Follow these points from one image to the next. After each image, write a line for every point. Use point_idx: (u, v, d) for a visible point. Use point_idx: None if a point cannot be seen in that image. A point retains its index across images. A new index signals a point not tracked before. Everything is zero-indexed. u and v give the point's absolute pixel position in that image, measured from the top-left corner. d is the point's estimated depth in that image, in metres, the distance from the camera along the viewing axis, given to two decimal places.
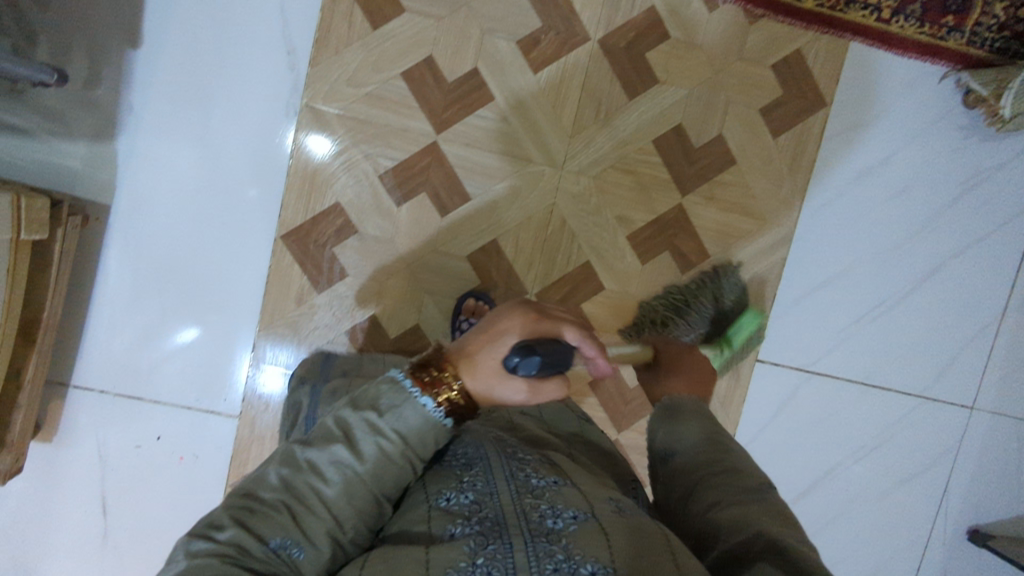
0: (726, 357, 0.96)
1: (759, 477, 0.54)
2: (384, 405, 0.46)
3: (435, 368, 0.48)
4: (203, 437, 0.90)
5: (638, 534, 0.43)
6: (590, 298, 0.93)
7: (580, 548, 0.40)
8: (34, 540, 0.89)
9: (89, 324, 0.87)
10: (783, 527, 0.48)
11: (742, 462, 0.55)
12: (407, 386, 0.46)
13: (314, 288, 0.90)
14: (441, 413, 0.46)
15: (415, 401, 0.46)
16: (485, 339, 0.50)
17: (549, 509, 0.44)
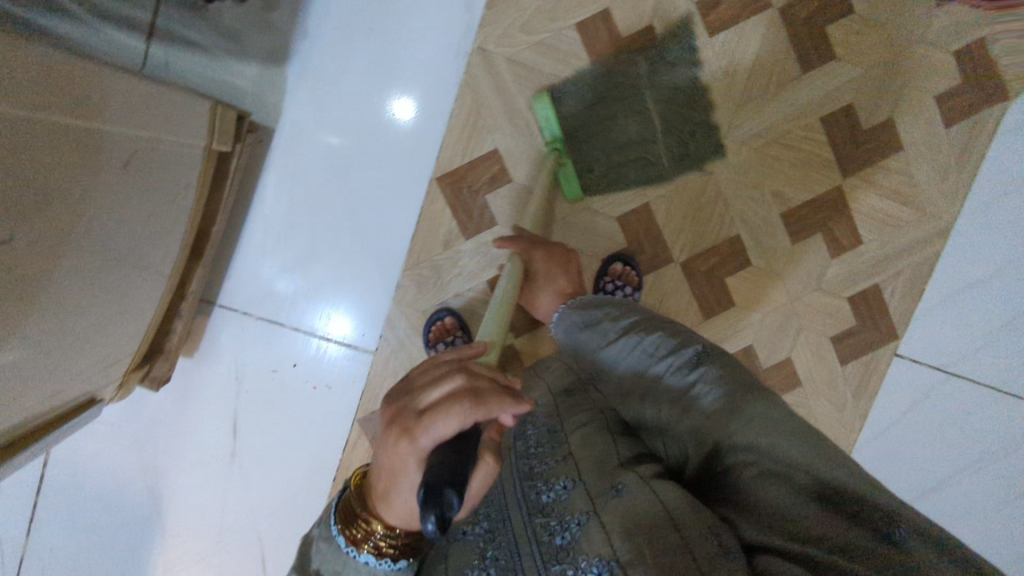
0: (863, 345, 0.95)
1: (711, 383, 0.55)
2: (325, 574, 0.47)
3: (359, 520, 0.46)
4: (337, 370, 0.90)
5: (637, 506, 0.47)
6: (735, 272, 0.92)
7: (590, 556, 0.44)
8: (163, 452, 0.91)
9: (242, 246, 0.89)
10: (744, 430, 0.50)
11: (692, 379, 0.56)
12: (342, 546, 0.47)
13: (462, 233, 0.90)
14: (389, 560, 0.47)
15: (354, 561, 0.47)
16: (393, 483, 0.44)
17: (557, 525, 0.48)
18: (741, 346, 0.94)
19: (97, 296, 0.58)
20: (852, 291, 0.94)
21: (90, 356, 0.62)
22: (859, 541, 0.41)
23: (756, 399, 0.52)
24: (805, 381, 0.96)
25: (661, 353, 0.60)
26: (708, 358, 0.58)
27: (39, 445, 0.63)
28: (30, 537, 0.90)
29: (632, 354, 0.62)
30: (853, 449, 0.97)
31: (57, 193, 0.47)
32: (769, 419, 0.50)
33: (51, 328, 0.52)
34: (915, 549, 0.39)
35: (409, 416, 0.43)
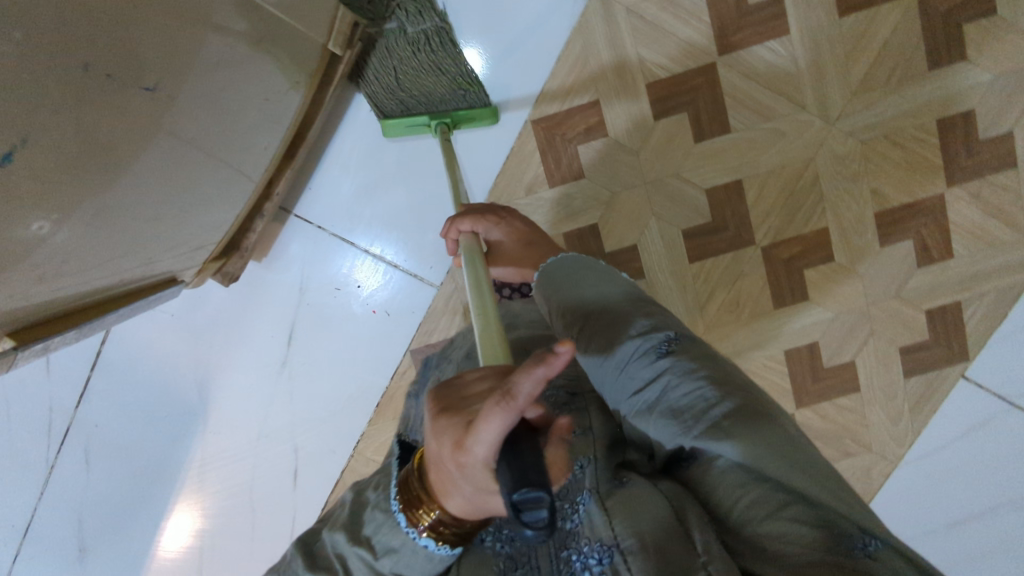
0: (931, 360, 0.92)
1: (684, 374, 0.47)
2: (377, 541, 0.47)
3: (412, 492, 0.44)
4: (400, 298, 0.90)
5: (640, 501, 0.44)
6: (816, 265, 0.90)
7: (593, 542, 0.43)
8: (218, 350, 0.91)
9: (327, 158, 0.88)
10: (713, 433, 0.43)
11: (660, 368, 0.48)
12: (400, 523, 0.45)
13: (547, 180, 0.89)
14: (446, 547, 0.45)
15: (411, 541, 0.45)
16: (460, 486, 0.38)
17: (567, 507, 0.45)
18: (806, 342, 0.92)
19: (199, 169, 0.58)
20: (932, 304, 0.91)
21: (182, 233, 0.62)
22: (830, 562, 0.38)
23: (735, 399, 0.44)
24: (864, 388, 0.94)
25: (634, 334, 0.51)
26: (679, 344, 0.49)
27: (124, 309, 0.63)
28: (77, 411, 0.92)
29: (599, 333, 0.53)
30: (899, 464, 0.95)
31: (179, 47, 0.47)
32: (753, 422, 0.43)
33: (149, 192, 0.52)
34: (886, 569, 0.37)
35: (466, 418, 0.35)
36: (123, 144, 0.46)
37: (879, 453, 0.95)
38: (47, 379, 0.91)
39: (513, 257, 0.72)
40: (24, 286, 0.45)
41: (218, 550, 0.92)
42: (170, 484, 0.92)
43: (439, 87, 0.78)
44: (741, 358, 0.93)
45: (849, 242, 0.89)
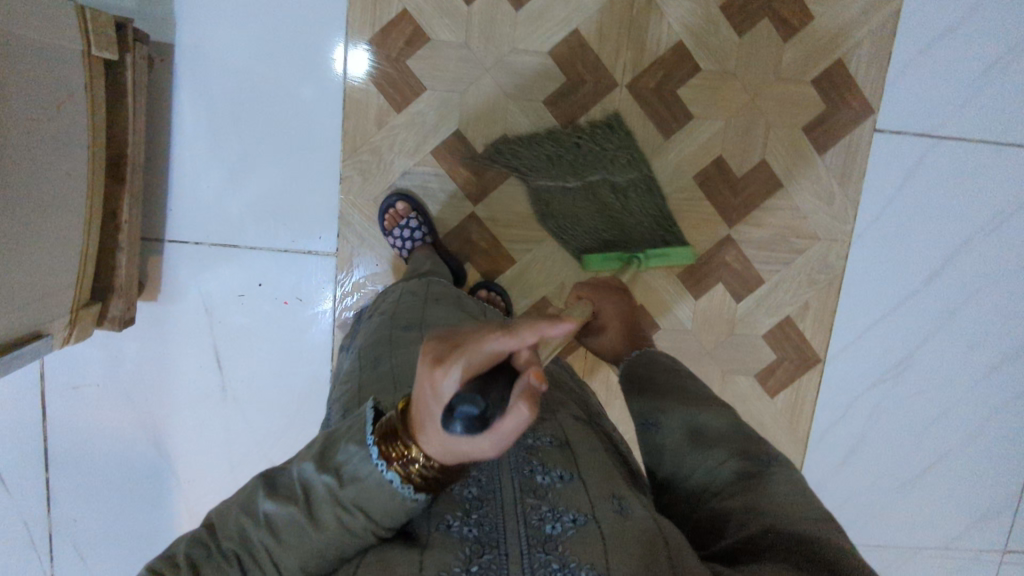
0: (838, 127, 0.89)
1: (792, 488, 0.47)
2: (347, 478, 0.41)
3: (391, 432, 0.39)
4: (306, 279, 0.88)
5: (639, 536, 0.41)
6: (685, 82, 0.87)
7: (580, 558, 0.38)
8: (158, 400, 0.89)
9: (173, 176, 0.84)
10: (813, 527, 0.44)
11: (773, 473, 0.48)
12: (373, 455, 0.40)
13: (393, 108, 0.85)
14: (409, 490, 0.39)
15: (379, 473, 0.39)
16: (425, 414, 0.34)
17: (550, 512, 0.41)
18: (711, 159, 0.89)
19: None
20: (815, 71, 0.88)
21: (11, 283, 0.59)
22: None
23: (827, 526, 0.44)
24: (785, 180, 0.90)
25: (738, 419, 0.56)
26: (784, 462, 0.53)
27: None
28: (51, 513, 0.91)
29: (707, 401, 0.57)
30: (852, 241, 0.93)
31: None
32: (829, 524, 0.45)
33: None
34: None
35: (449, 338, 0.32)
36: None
37: (828, 238, 0.92)
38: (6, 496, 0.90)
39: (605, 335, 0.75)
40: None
41: None
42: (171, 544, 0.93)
43: (642, 224, 0.82)
44: None
45: (709, 45, 0.87)
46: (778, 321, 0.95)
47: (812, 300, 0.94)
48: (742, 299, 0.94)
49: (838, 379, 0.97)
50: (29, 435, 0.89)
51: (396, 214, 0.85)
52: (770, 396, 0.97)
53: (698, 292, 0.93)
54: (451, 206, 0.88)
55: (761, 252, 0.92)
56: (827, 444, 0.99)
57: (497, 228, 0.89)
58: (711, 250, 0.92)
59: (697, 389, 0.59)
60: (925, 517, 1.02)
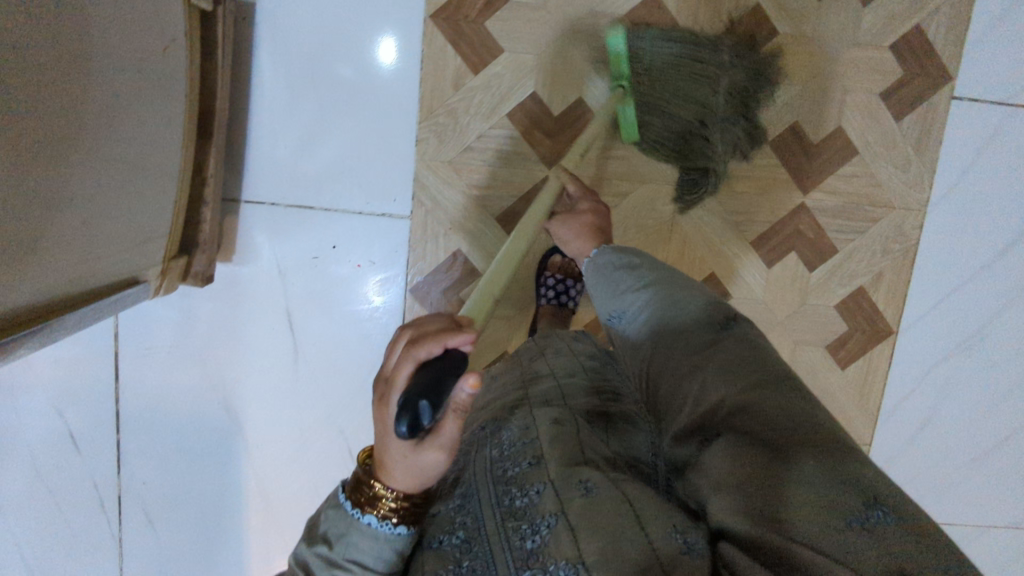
0: (916, 92, 0.88)
1: (740, 354, 0.50)
2: (334, 538, 0.46)
3: (361, 485, 0.45)
4: (379, 241, 0.88)
5: (606, 508, 0.41)
6: (763, 45, 0.86)
7: (558, 564, 0.39)
8: (229, 362, 0.90)
9: (252, 136, 0.85)
10: (766, 393, 0.45)
11: (727, 345, 0.51)
12: (348, 510, 0.45)
13: (470, 70, 0.85)
14: (390, 525, 0.45)
15: (358, 524, 0.45)
16: (387, 451, 0.43)
17: (528, 528, 0.42)
18: (785, 125, 0.89)
19: (96, 146, 0.55)
20: (893, 37, 0.87)
21: (112, 226, 0.60)
22: (825, 526, 0.37)
23: (774, 380, 0.47)
24: (861, 147, 0.89)
25: (689, 312, 0.57)
26: (738, 328, 0.54)
27: (93, 308, 0.62)
28: (121, 475, 0.91)
29: (671, 296, 0.59)
30: (927, 210, 0.91)
31: None
32: (783, 392, 0.46)
33: (54, 171, 0.50)
34: (887, 549, 0.35)
35: (386, 385, 0.44)
36: (2, 105, 0.43)
37: (903, 207, 0.91)
38: (78, 458, 0.90)
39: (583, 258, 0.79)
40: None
41: None
42: (238, 509, 0.93)
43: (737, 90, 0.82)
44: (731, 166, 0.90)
45: (786, 9, 0.86)
46: (851, 291, 0.94)
47: (886, 270, 0.93)
48: (815, 267, 0.93)
49: (910, 352, 0.95)
50: (101, 398, 0.89)
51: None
52: (841, 367, 0.96)
53: (771, 260, 0.92)
54: (525, 170, 0.88)
55: (836, 220, 0.91)
56: (897, 420, 0.97)
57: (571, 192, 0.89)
58: (784, 218, 0.91)
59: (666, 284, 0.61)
60: (997, 496, 1.00)
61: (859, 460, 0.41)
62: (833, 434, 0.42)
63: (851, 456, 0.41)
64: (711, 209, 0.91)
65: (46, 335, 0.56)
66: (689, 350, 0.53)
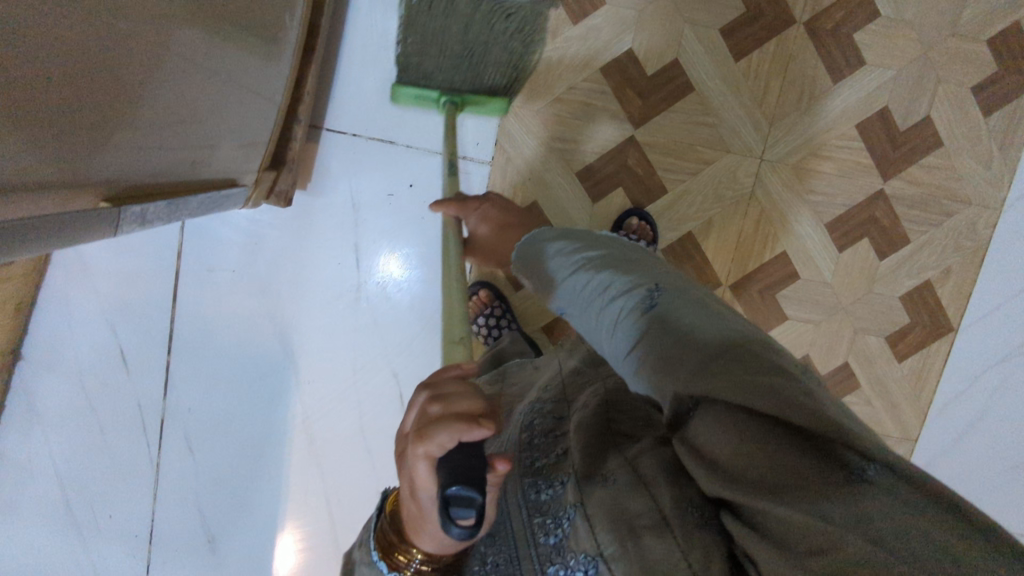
0: (1006, 88, 0.88)
1: (669, 328, 0.39)
2: None
3: (393, 548, 0.43)
4: (455, 184, 0.87)
5: (616, 497, 0.39)
6: (861, 26, 0.86)
7: (580, 556, 0.39)
8: (289, 294, 0.88)
9: (343, 65, 0.85)
10: (717, 374, 0.34)
11: (667, 322, 0.40)
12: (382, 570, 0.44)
13: (568, 20, 0.85)
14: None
15: None
16: (422, 529, 0.40)
17: (551, 522, 0.42)
18: (875, 109, 0.88)
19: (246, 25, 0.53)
20: (991, 31, 0.87)
21: (233, 117, 0.58)
22: (807, 497, 0.29)
23: (724, 352, 0.35)
24: (947, 139, 0.89)
25: (612, 297, 0.45)
26: (670, 295, 0.42)
27: (207, 200, 0.61)
28: (168, 398, 0.89)
29: (610, 267, 0.48)
30: (1004, 208, 0.91)
31: None
32: (729, 357, 0.35)
33: (215, 38, 0.49)
34: (876, 504, 0.28)
35: (409, 470, 0.39)
36: None
37: (980, 204, 0.91)
38: (127, 374, 0.88)
39: (488, 238, 0.74)
40: (115, 120, 0.42)
41: (352, 498, 0.91)
42: (281, 446, 0.91)
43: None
44: (816, 145, 0.89)
45: None
46: (918, 283, 0.93)
47: (955, 266, 0.92)
48: (885, 255, 0.92)
49: (969, 351, 0.95)
50: (158, 317, 0.88)
51: (480, 298, 0.89)
52: (899, 360, 0.95)
53: (843, 244, 0.92)
54: (611, 127, 0.87)
55: (912, 211, 0.91)
56: (947, 418, 0.96)
57: (653, 154, 0.88)
58: (861, 202, 0.91)
59: (603, 258, 0.49)
60: None
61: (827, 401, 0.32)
62: (799, 381, 0.32)
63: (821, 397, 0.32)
64: (792, 186, 0.90)
65: (171, 210, 0.56)
66: (630, 335, 0.42)
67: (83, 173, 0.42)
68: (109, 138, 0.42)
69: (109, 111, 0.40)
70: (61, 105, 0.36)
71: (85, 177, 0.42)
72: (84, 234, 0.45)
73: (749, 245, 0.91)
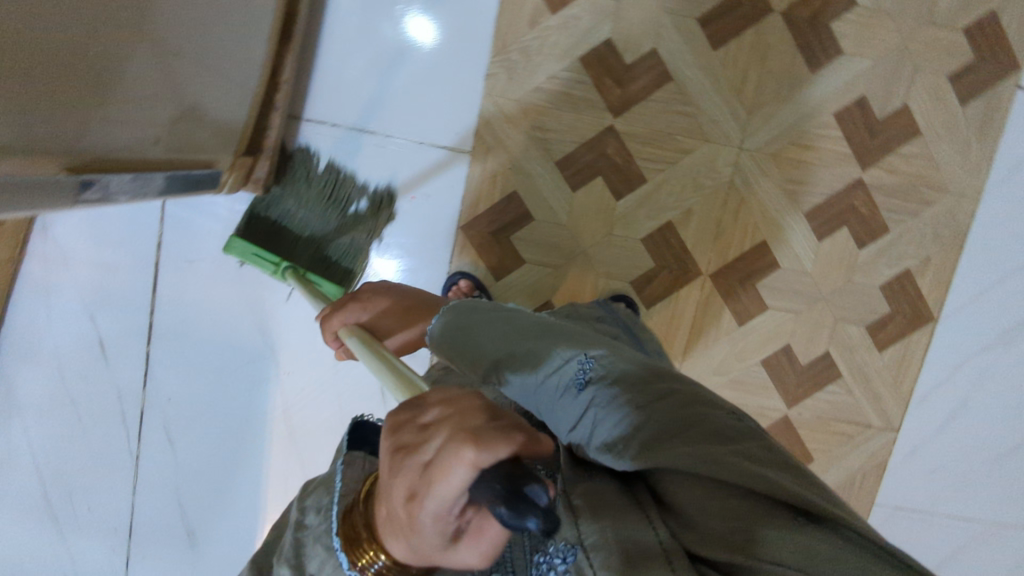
0: (984, 78, 0.89)
1: (611, 404, 0.45)
2: None
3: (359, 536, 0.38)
4: (433, 174, 0.88)
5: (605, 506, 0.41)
6: (838, 16, 0.87)
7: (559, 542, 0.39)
8: (268, 284, 0.88)
9: (323, 55, 0.85)
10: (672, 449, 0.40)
11: (614, 396, 0.45)
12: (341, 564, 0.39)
13: (547, 10, 0.86)
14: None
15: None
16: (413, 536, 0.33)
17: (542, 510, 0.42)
18: (852, 98, 0.89)
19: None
20: (966, 21, 0.88)
21: (204, 96, 0.59)
22: (772, 540, 0.37)
23: (661, 429, 0.42)
24: (924, 128, 0.90)
25: (549, 372, 0.48)
26: (600, 365, 0.48)
27: (178, 181, 0.61)
28: (147, 388, 0.88)
29: (531, 338, 0.51)
30: (983, 198, 0.91)
31: None
32: (673, 426, 0.42)
33: (176, 11, 0.50)
34: (825, 550, 0.36)
35: (422, 477, 0.31)
36: None
37: (958, 193, 0.91)
38: (105, 364, 0.88)
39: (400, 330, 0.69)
40: (75, 91, 0.42)
41: None
42: (260, 437, 0.90)
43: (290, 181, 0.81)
44: (794, 135, 0.89)
45: None
46: (897, 272, 0.93)
47: (934, 255, 0.93)
48: (865, 244, 0.92)
49: (949, 340, 0.95)
50: (136, 306, 0.87)
51: (460, 288, 0.86)
52: (879, 349, 0.95)
53: (822, 233, 0.92)
54: (590, 116, 0.87)
55: (891, 199, 0.91)
56: (927, 407, 0.97)
57: (632, 143, 0.88)
58: (840, 191, 0.91)
59: (519, 329, 0.52)
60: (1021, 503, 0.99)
61: (765, 460, 0.41)
62: (738, 446, 0.41)
63: (763, 458, 0.41)
64: (771, 175, 0.90)
65: (139, 188, 0.55)
66: (574, 407, 0.46)
67: (41, 139, 0.42)
68: (67, 104, 0.42)
69: (65, 75, 0.41)
70: (9, 64, 0.36)
71: (45, 146, 0.43)
72: (43, 205, 0.45)
73: (729, 235, 0.91)
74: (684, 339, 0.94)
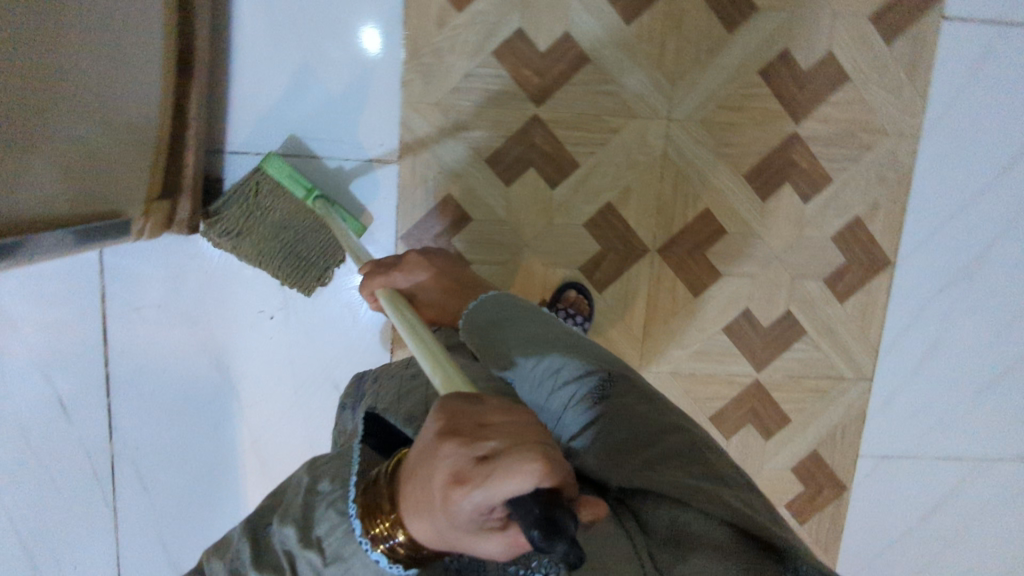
0: (904, 15, 0.87)
1: (621, 420, 0.47)
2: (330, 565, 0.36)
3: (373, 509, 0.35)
4: (365, 188, 0.87)
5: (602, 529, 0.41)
6: None
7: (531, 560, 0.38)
8: (218, 318, 0.88)
9: (235, 85, 0.84)
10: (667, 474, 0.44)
11: (625, 415, 0.48)
12: (358, 537, 0.35)
13: (454, 8, 0.84)
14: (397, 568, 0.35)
15: (364, 555, 0.35)
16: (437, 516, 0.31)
17: None
18: (776, 53, 0.88)
19: (88, 56, 0.54)
20: None
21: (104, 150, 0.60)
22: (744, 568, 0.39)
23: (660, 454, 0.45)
24: (852, 73, 0.88)
25: (566, 377, 0.51)
26: (615, 383, 0.50)
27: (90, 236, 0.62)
28: (112, 439, 0.89)
29: (550, 346, 0.54)
30: (921, 135, 0.90)
31: None
32: (666, 457, 0.45)
33: (48, 74, 0.50)
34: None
35: (471, 463, 0.30)
36: None
37: (896, 134, 0.90)
38: (66, 421, 0.88)
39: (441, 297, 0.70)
40: None
41: None
42: (231, 470, 0.91)
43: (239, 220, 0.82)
44: (722, 98, 0.88)
45: None
46: (847, 221, 0.92)
47: (882, 199, 0.91)
48: (810, 198, 0.91)
49: (910, 282, 0.94)
50: (88, 360, 0.87)
51: None
52: (841, 301, 0.94)
53: (766, 193, 0.91)
54: (513, 109, 0.86)
55: (829, 149, 0.90)
56: (897, 353, 0.96)
57: (559, 130, 0.87)
58: (777, 148, 0.90)
59: (543, 336, 0.55)
60: (1001, 436, 0.99)
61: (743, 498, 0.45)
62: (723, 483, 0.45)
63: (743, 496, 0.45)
64: (704, 141, 0.89)
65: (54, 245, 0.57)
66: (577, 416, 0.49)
67: None
68: None
69: None
70: None
71: None
72: None
73: (671, 207, 0.90)
74: (642, 317, 0.93)
